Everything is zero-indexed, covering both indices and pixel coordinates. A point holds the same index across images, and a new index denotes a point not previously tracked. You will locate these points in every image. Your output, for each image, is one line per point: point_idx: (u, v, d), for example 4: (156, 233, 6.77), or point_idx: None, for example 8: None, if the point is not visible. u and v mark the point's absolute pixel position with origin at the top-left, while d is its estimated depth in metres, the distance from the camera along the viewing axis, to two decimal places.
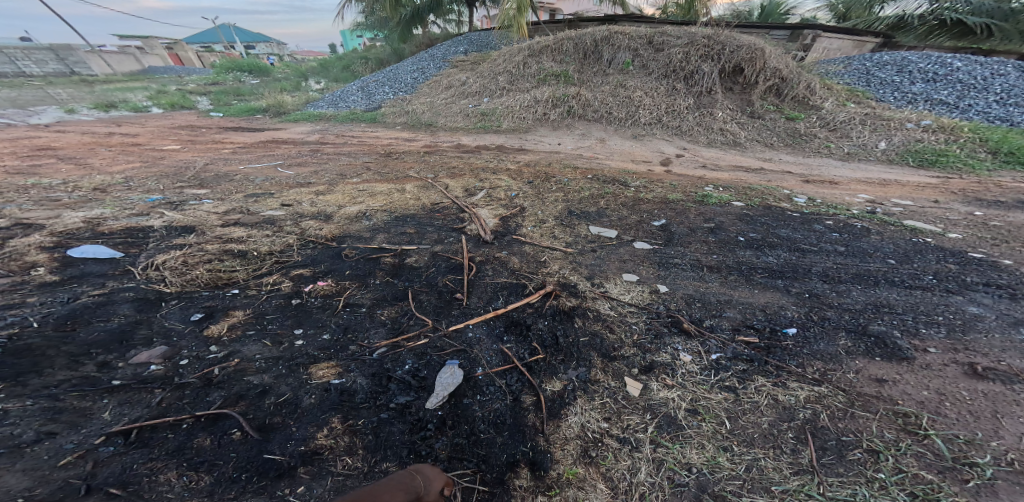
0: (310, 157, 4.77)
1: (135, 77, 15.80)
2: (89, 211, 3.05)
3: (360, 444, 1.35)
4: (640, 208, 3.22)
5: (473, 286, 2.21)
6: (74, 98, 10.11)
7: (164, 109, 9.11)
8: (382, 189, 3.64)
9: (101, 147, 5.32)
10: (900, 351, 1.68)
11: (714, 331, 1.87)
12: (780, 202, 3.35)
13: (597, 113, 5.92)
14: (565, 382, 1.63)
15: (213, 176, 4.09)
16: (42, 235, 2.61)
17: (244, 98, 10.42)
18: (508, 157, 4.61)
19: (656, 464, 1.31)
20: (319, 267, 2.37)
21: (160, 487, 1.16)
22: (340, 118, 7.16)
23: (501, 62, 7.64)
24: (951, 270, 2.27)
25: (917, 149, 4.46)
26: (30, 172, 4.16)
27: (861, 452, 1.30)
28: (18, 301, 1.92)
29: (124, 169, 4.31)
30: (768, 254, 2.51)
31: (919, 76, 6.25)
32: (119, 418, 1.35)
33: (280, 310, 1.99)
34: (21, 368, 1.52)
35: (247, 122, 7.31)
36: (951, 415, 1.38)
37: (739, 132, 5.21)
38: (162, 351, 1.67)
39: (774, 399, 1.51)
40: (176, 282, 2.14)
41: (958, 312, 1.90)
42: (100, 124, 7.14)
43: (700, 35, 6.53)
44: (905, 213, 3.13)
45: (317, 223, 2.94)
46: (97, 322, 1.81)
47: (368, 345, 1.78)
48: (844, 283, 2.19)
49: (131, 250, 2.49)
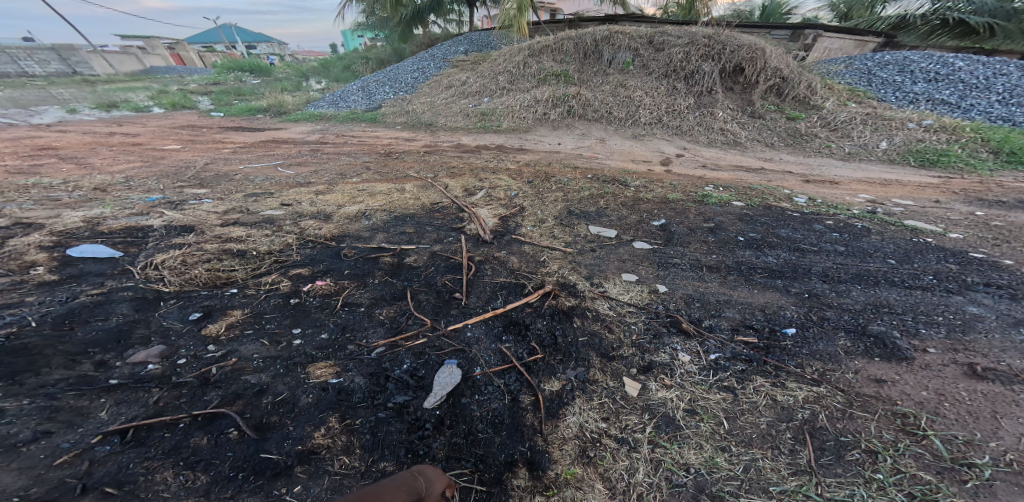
0: (310, 157, 4.77)
1: (136, 77, 15.84)
2: (88, 211, 3.06)
3: (357, 444, 1.34)
4: (640, 208, 3.21)
5: (472, 286, 2.21)
6: (76, 98, 10.13)
7: (165, 109, 9.12)
8: (382, 189, 3.64)
9: (102, 147, 5.33)
10: (899, 351, 1.68)
11: (713, 331, 1.87)
12: (780, 202, 3.34)
13: (598, 113, 5.91)
14: (563, 382, 1.62)
15: (213, 176, 4.09)
16: (41, 235, 2.61)
17: (244, 98, 10.43)
18: (508, 157, 4.61)
19: (654, 464, 1.31)
20: (317, 267, 2.36)
21: (155, 487, 1.16)
22: (340, 117, 7.16)
23: (501, 61, 7.63)
24: (952, 270, 2.26)
25: (918, 148, 4.45)
26: (31, 172, 4.16)
27: (859, 452, 1.30)
28: (16, 301, 1.92)
29: (124, 169, 4.31)
30: (767, 254, 2.50)
31: (920, 75, 6.23)
32: (115, 418, 1.35)
33: (279, 309, 1.99)
34: (18, 367, 1.52)
35: (248, 122, 7.31)
36: (950, 415, 1.37)
37: (739, 132, 5.20)
38: (159, 350, 1.67)
39: (773, 400, 1.51)
40: (175, 282, 2.13)
41: (958, 313, 1.90)
42: (101, 124, 7.15)
43: (700, 34, 6.51)
44: (906, 213, 3.12)
45: (316, 223, 2.94)
46: (95, 321, 1.81)
47: (366, 344, 1.78)
48: (844, 283, 2.18)
49: (130, 249, 2.49)
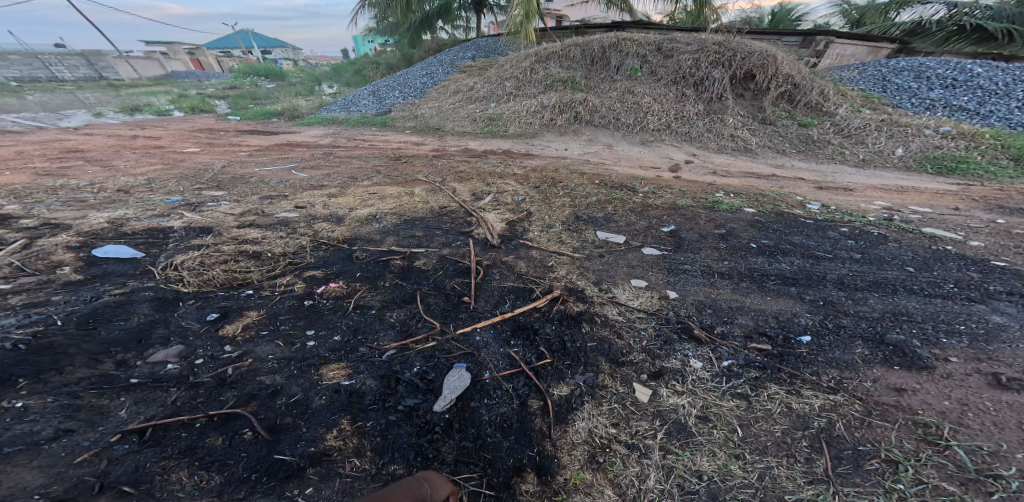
0: (322, 160, 4.86)
1: (157, 82, 16.45)
2: (112, 212, 3.15)
3: (368, 446, 1.35)
4: (649, 214, 3.20)
5: (480, 290, 2.22)
6: (100, 103, 10.51)
7: (185, 113, 9.38)
8: (392, 192, 3.70)
9: (125, 150, 5.52)
10: (919, 360, 1.64)
11: (726, 338, 1.84)
12: (793, 209, 3.30)
13: (605, 118, 5.92)
14: (572, 387, 1.61)
15: (229, 178, 4.20)
16: (68, 236, 2.70)
17: (260, 102, 10.70)
18: (515, 163, 4.63)
19: (666, 471, 1.29)
20: (330, 269, 2.40)
21: (171, 487, 1.18)
22: (352, 121, 7.29)
23: (508, 67, 7.70)
24: (973, 278, 2.20)
25: (935, 155, 4.37)
26: (58, 174, 4.32)
27: (879, 462, 1.26)
28: (43, 301, 1.98)
29: (145, 172, 4.44)
30: (780, 261, 2.46)
31: (937, 82, 6.14)
32: (134, 417, 1.39)
33: (292, 311, 2.02)
34: (44, 365, 1.56)
35: (262, 126, 7.48)
36: (973, 426, 1.33)
37: (749, 138, 5.16)
38: (178, 350, 1.71)
39: (788, 407, 1.48)
40: (193, 282, 2.18)
41: (980, 322, 1.84)
42: (125, 127, 7.39)
43: (710, 41, 6.50)
44: (924, 220, 3.06)
45: (328, 225, 2.99)
46: (118, 321, 1.86)
47: (377, 346, 1.80)
48: (860, 291, 2.14)
49: (151, 250, 2.56)
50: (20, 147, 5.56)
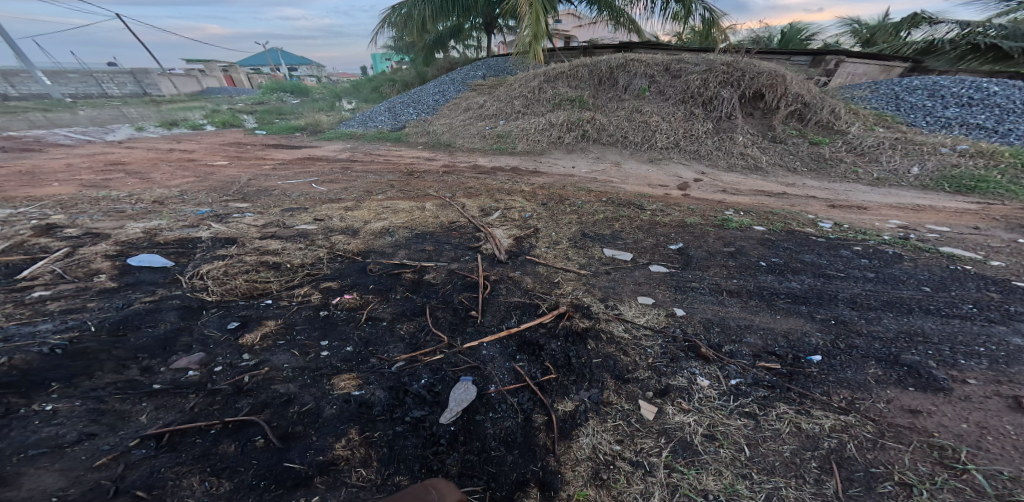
0: (340, 174, 5.02)
1: (194, 98, 17.39)
2: (148, 222, 3.31)
3: (374, 457, 1.37)
4: (656, 231, 3.21)
5: (487, 305, 2.24)
6: (142, 117, 11.22)
7: (217, 127, 9.86)
8: (404, 207, 3.80)
9: (162, 162, 5.83)
10: (935, 381, 1.60)
11: (734, 356, 1.82)
12: (804, 227, 3.27)
13: (613, 136, 6.01)
14: (577, 403, 1.61)
15: (255, 191, 4.38)
16: (107, 244, 2.85)
17: (285, 117, 11.18)
18: (523, 179, 4.71)
19: (671, 489, 1.27)
20: (344, 281, 2.47)
21: (182, 492, 1.21)
22: (369, 137, 7.54)
23: (518, 86, 7.93)
24: (992, 299, 2.14)
25: (953, 174, 4.28)
26: (101, 185, 4.58)
27: (892, 485, 1.23)
28: (78, 307, 2.08)
29: (179, 184, 4.66)
30: (791, 280, 2.44)
31: (952, 101, 6.10)
32: (153, 422, 1.44)
33: (308, 321, 2.08)
34: (76, 370, 1.64)
35: (286, 140, 7.82)
36: (993, 450, 1.29)
37: (760, 157, 5.18)
38: (199, 357, 1.77)
39: (797, 427, 1.45)
40: (217, 291, 2.27)
41: (1000, 344, 1.79)
42: (162, 141, 7.82)
43: (718, 61, 6.58)
44: (942, 239, 3.00)
45: (344, 238, 3.08)
46: (145, 328, 1.95)
47: (387, 358, 1.83)
48: (874, 311, 2.10)
49: (180, 259, 2.68)
50: (70, 159, 5.95)
